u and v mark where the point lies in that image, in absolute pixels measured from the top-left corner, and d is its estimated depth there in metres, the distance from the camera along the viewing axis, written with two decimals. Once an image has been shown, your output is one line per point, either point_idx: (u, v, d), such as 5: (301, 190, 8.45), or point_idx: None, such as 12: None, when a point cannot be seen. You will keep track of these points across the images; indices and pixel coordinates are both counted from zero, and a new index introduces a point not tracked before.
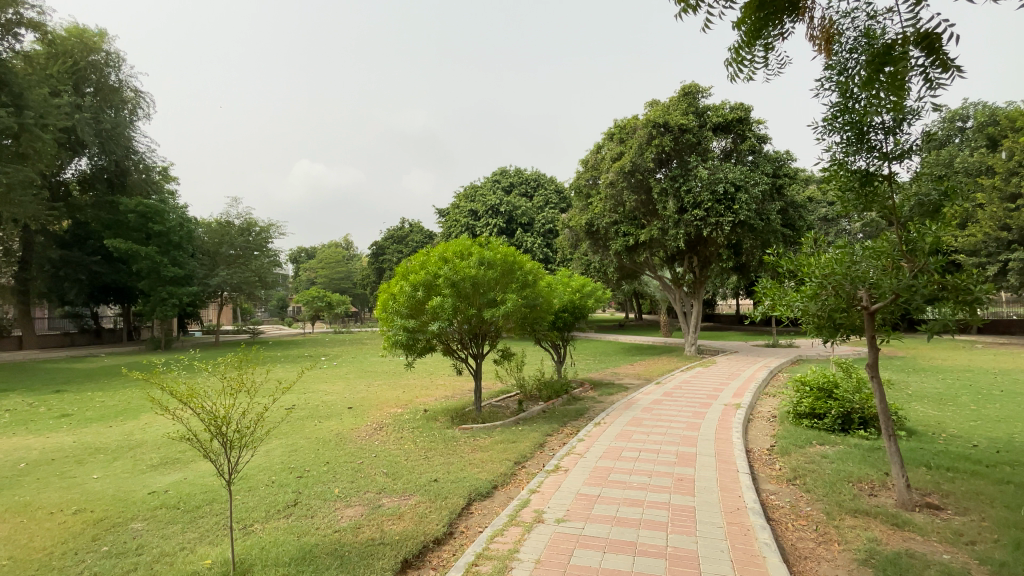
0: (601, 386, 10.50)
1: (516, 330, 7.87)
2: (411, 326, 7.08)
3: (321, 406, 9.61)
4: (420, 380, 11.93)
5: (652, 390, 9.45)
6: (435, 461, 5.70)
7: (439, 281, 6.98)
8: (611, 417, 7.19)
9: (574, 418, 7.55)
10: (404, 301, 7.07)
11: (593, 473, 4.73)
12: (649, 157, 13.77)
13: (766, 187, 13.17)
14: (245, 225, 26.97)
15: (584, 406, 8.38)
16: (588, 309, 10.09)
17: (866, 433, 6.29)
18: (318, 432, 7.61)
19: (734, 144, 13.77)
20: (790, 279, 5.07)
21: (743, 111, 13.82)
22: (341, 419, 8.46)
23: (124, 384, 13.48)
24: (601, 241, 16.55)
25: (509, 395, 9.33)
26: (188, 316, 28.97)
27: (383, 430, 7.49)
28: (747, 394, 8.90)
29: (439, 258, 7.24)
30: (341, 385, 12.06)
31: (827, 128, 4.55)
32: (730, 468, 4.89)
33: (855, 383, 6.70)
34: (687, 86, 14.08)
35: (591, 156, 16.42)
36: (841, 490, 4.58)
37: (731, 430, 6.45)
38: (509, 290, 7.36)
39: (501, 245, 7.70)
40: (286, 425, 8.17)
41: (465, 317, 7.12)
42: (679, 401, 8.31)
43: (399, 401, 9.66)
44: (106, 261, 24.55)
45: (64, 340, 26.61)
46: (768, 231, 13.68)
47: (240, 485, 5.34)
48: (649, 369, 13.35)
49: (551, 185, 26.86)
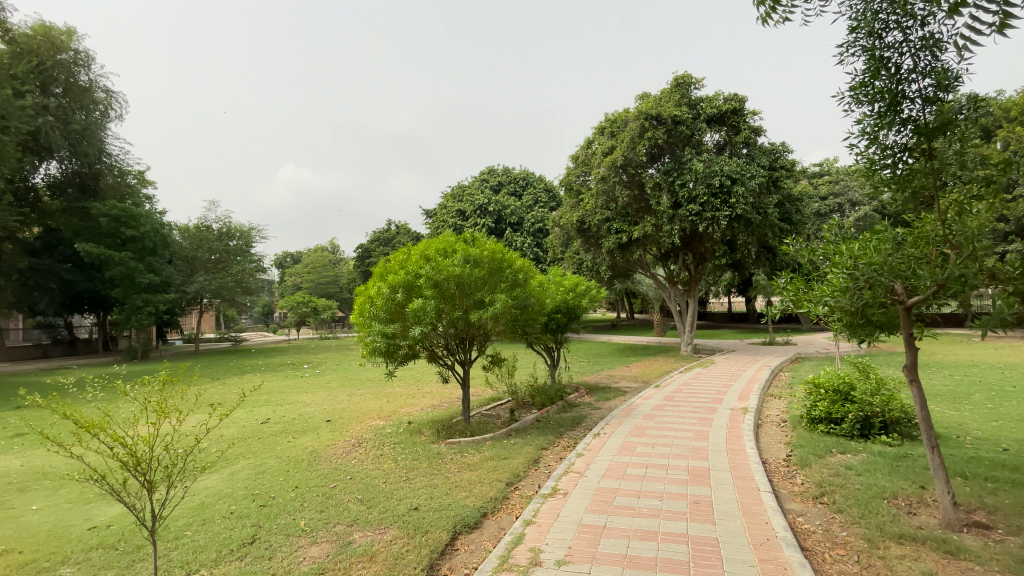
0: (598, 390, 9.94)
1: (506, 334, 7.27)
2: (392, 332, 6.45)
3: (297, 419, 8.92)
4: (406, 389, 11.27)
5: (652, 394, 8.90)
6: (417, 484, 5.07)
7: (420, 281, 6.37)
8: (611, 426, 6.59)
9: (570, 427, 6.97)
10: (382, 304, 6.46)
11: (596, 497, 4.14)
12: (642, 151, 13.28)
13: (763, 180, 12.68)
14: (224, 229, 26.09)
15: (581, 414, 7.81)
16: (582, 310, 9.54)
17: (888, 438, 5.81)
18: (291, 450, 6.94)
19: (728, 136, 13.30)
20: (813, 273, 4.49)
21: (737, 102, 13.38)
22: (318, 434, 7.79)
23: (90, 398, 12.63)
24: (592, 239, 16.05)
25: (500, 402, 8.75)
26: (168, 325, 27.96)
27: (363, 446, 6.84)
28: (752, 396, 8.38)
29: (421, 257, 6.63)
30: (322, 395, 11.35)
31: (855, 99, 4.09)
32: (749, 486, 4.34)
33: (873, 385, 6.21)
34: (679, 76, 13.64)
35: (582, 152, 15.87)
36: (877, 509, 4.05)
37: (743, 438, 5.91)
38: (498, 290, 6.75)
39: (488, 242, 7.10)
40: (257, 442, 7.49)
41: (450, 321, 6.51)
42: (682, 406, 7.74)
43: (382, 412, 9.00)
44: (78, 269, 23.53)
45: (36, 352, 25.47)
46: (765, 225, 13.22)
47: (192, 519, 4.67)
48: (646, 370, 12.83)
49: (541, 184, 26.30)
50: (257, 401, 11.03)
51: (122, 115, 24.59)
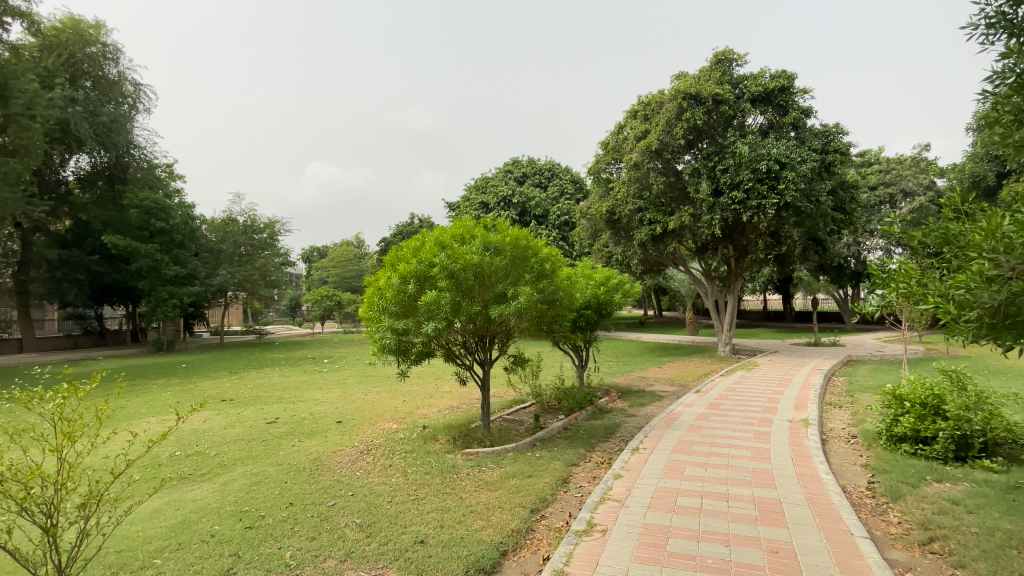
0: (630, 394, 9.05)
1: (531, 331, 6.46)
2: (402, 327, 5.71)
3: (307, 420, 8.34)
4: (423, 388, 10.59)
5: (693, 400, 7.98)
6: (427, 507, 4.32)
7: (433, 270, 5.61)
8: (652, 439, 5.72)
9: (603, 439, 6.13)
10: (391, 296, 5.73)
11: (645, 538, 3.34)
12: (679, 134, 12.25)
13: (815, 164, 11.48)
14: (250, 222, 25.99)
15: (614, 422, 6.96)
16: (614, 306, 8.68)
17: (993, 463, 4.83)
18: (294, 456, 6.32)
19: (776, 117, 12.11)
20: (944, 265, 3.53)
21: (786, 79, 12.21)
22: (326, 437, 7.17)
23: (105, 391, 12.37)
24: (623, 230, 15.13)
25: (524, 406, 7.97)
26: (194, 318, 28.16)
27: (371, 453, 6.15)
28: (811, 405, 7.39)
29: (435, 244, 5.87)
30: (336, 393, 10.80)
31: (988, 36, 3.23)
32: (839, 527, 3.47)
33: (972, 398, 5.20)
34: (720, 52, 12.55)
35: (613, 138, 14.91)
36: (1011, 564, 3.13)
37: (811, 460, 5.01)
38: (521, 283, 5.93)
39: (511, 227, 6.28)
40: (260, 446, 6.91)
41: (467, 316, 5.75)
42: (730, 416, 6.81)
43: (396, 414, 8.33)
44: (106, 260, 23.67)
45: (67, 343, 25.90)
46: (817, 214, 12.04)
47: (166, 542, 4.05)
48: (681, 371, 11.86)
49: (567, 175, 25.34)
50: (269, 398, 10.55)
51: (150, 109, 24.71)
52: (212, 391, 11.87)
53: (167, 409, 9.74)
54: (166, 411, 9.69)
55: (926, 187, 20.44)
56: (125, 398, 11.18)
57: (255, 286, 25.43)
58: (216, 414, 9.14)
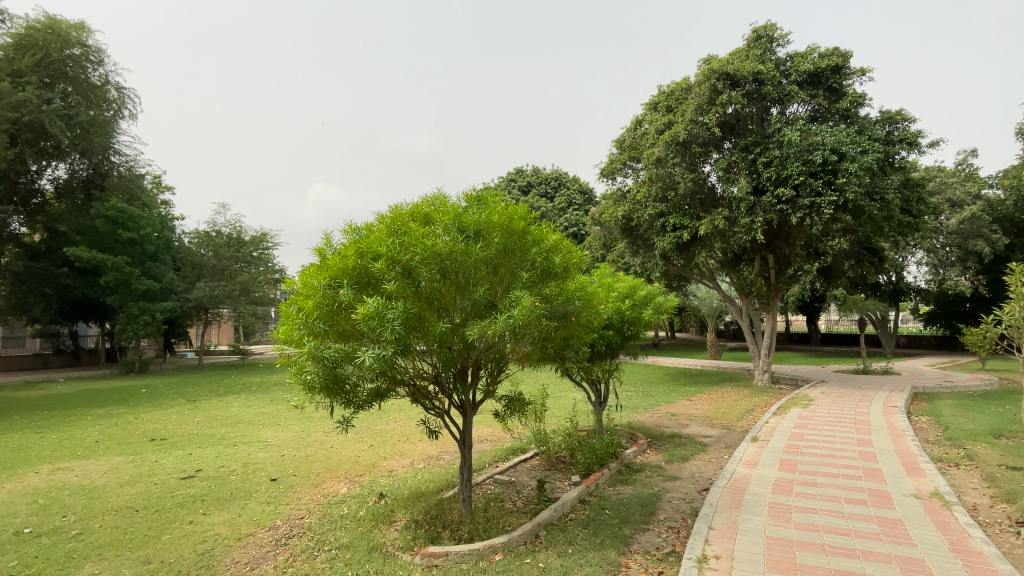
0: (664, 441, 6.93)
1: (531, 359, 4.41)
2: (334, 355, 3.69)
3: (235, 474, 6.24)
4: (399, 428, 8.52)
5: (755, 455, 5.84)
6: None
7: (381, 268, 3.63)
8: (725, 536, 3.62)
9: (641, 527, 4.01)
10: (317, 307, 3.72)
11: None
12: (711, 122, 10.44)
13: (880, 154, 9.48)
14: (236, 235, 24.16)
15: (652, 492, 4.84)
16: (642, 326, 6.65)
17: None
18: (179, 545, 4.23)
19: (825, 102, 10.25)
20: None
21: (839, 58, 10.37)
22: (246, 506, 5.12)
23: (24, 423, 10.32)
24: (640, 238, 13.17)
25: (523, 460, 5.89)
26: (175, 337, 26.22)
27: (287, 548, 4.03)
28: (930, 468, 5.20)
29: (390, 228, 3.87)
30: (293, 432, 8.72)
31: None
32: None
33: None
34: (759, 29, 10.74)
35: (629, 135, 13.03)
36: None
37: None
38: (517, 287, 3.90)
39: (503, 205, 4.28)
40: (146, 521, 4.82)
41: (431, 338, 3.72)
42: (824, 486, 4.68)
43: (353, 469, 6.24)
44: (77, 273, 21.86)
45: (36, 363, 24.09)
46: (880, 216, 9.99)
47: None
48: (718, 406, 9.75)
49: (575, 184, 23.40)
50: (209, 438, 8.50)
51: (136, 115, 23.16)
52: (150, 425, 9.85)
53: (71, 453, 7.69)
54: (74, 454, 7.67)
55: (975, 196, 18.37)
56: (35, 435, 9.10)
57: (238, 303, 23.26)
58: (130, 461, 7.10)
